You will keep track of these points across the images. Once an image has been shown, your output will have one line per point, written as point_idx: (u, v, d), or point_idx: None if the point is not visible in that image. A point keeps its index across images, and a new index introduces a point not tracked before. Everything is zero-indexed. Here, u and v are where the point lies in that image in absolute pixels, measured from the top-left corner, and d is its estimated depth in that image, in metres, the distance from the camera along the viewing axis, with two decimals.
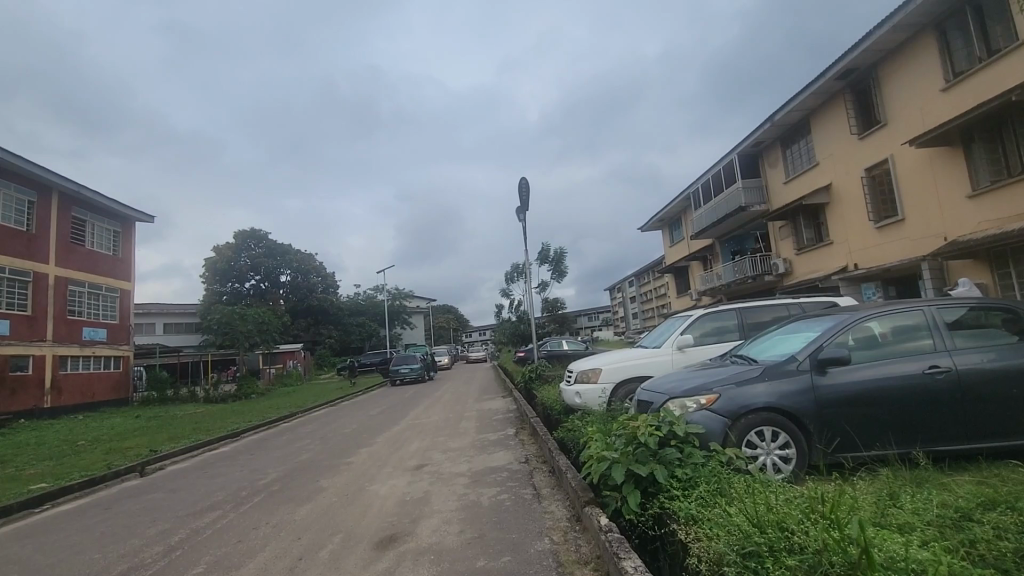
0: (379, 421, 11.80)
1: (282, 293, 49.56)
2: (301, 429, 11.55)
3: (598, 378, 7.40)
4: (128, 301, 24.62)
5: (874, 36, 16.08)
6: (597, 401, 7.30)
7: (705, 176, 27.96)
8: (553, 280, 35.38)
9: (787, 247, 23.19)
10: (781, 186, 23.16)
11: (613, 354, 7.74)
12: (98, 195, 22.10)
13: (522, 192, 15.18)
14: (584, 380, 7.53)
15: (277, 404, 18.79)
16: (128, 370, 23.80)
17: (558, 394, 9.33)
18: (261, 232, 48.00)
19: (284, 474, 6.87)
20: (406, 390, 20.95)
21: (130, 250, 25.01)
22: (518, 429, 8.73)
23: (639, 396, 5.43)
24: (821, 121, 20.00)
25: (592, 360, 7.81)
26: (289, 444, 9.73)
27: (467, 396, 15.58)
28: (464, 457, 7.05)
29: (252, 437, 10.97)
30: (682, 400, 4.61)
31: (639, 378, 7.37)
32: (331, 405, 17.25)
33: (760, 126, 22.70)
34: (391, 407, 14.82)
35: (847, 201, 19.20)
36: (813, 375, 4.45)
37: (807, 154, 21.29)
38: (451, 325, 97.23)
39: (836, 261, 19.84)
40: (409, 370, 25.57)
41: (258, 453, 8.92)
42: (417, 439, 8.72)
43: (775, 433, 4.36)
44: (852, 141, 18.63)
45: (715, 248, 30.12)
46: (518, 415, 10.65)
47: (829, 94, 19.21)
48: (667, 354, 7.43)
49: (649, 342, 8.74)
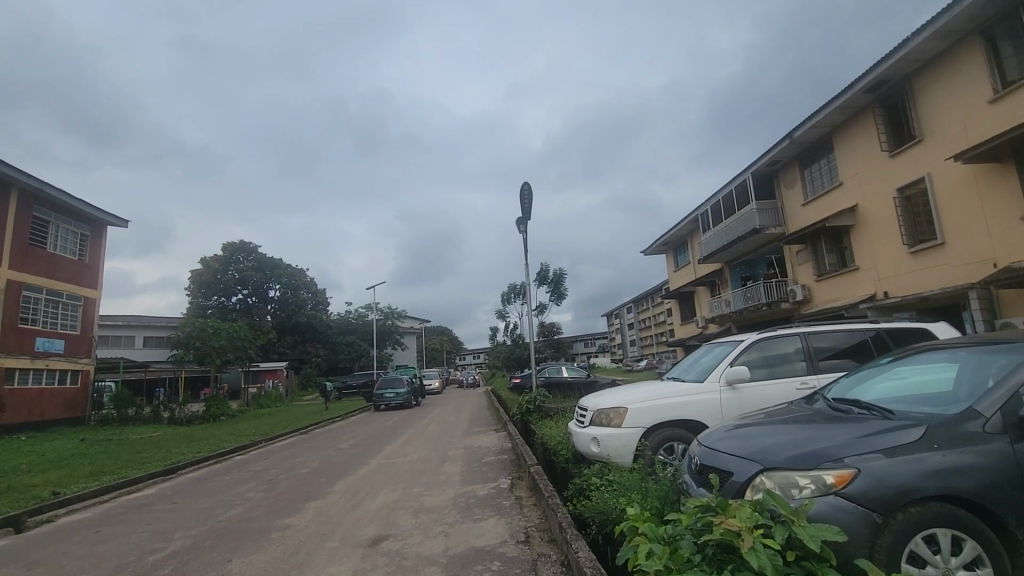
0: (347, 457, 9.86)
1: (269, 309, 47.55)
2: (253, 466, 9.60)
3: (622, 421, 5.59)
4: (93, 310, 22.72)
5: (912, 43, 14.76)
6: (621, 451, 5.49)
7: (716, 196, 26.44)
8: (553, 302, 33.61)
9: (804, 273, 21.58)
10: (799, 208, 21.63)
11: (642, 388, 5.96)
12: (64, 194, 20.44)
13: (523, 198, 13.53)
14: (604, 424, 5.73)
15: (244, 430, 16.78)
16: (86, 387, 21.76)
17: (565, 436, 7.49)
18: (251, 244, 46.29)
19: (192, 546, 4.97)
20: (390, 417, 18.96)
21: (98, 256, 23.20)
22: (513, 480, 6.86)
23: (699, 457, 3.61)
24: (846, 138, 18.57)
25: (612, 395, 6.04)
26: (229, 487, 7.82)
27: (454, 429, 13.64)
28: (439, 525, 5.16)
29: (190, 475, 9.02)
30: (787, 476, 2.85)
31: (678, 423, 5.57)
32: (301, 434, 15.24)
33: (777, 144, 21.27)
34: (367, 439, 12.87)
35: (875, 224, 17.66)
36: (1010, 440, 2.72)
37: (830, 174, 19.81)
38: (445, 347, 95.00)
39: (863, 289, 18.24)
40: (395, 395, 23.60)
41: (181, 502, 6.98)
42: (384, 491, 6.78)
43: (955, 540, 2.61)
44: (882, 159, 17.18)
45: (724, 273, 28.49)
46: (514, 457, 8.77)
47: (855, 109, 17.84)
48: (714, 391, 5.66)
49: (683, 373, 7.01)
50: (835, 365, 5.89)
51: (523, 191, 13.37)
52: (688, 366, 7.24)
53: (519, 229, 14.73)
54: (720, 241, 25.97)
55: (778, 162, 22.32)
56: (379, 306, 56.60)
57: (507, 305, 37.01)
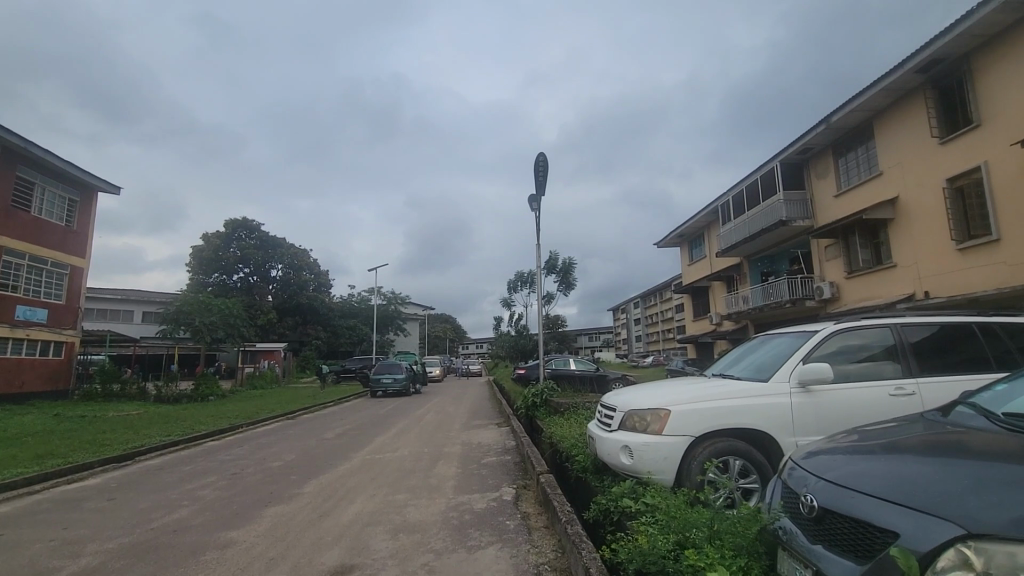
0: (330, 449, 8.69)
1: (271, 289, 46.55)
2: (221, 455, 8.45)
3: (662, 429, 4.34)
4: (80, 280, 21.67)
5: (975, 16, 13.27)
6: (663, 466, 4.27)
7: (740, 186, 24.97)
8: (561, 292, 32.32)
9: (833, 269, 20.20)
10: (830, 199, 20.18)
11: (686, 387, 4.71)
12: (50, 154, 19.29)
13: (538, 171, 12.22)
14: (637, 428, 4.52)
15: (229, 411, 15.71)
16: (70, 359, 20.81)
17: (583, 440, 6.27)
18: (254, 222, 45.18)
19: (98, 568, 3.80)
20: (385, 404, 17.83)
21: (88, 223, 22.12)
22: (517, 492, 5.62)
23: (818, 497, 2.38)
24: (889, 123, 17.13)
25: (646, 394, 4.81)
26: (185, 481, 6.68)
27: (452, 421, 12.50)
28: (423, 553, 3.94)
29: (148, 464, 7.88)
30: (1015, 555, 1.64)
31: (737, 432, 4.33)
32: (288, 419, 14.12)
33: (810, 129, 19.78)
34: (356, 428, 11.72)
35: (918, 218, 16.27)
36: None
37: (868, 162, 18.35)
38: (448, 336, 94.17)
39: (901, 288, 16.91)
40: (393, 381, 22.54)
41: (120, 500, 5.82)
42: (361, 497, 5.58)
43: None
44: (930, 147, 15.74)
45: (743, 268, 27.12)
46: (519, 459, 7.55)
47: (902, 91, 16.35)
48: (782, 394, 4.39)
49: (731, 371, 5.78)
50: (933, 366, 4.62)
51: (539, 162, 12.07)
52: (738, 362, 6.01)
53: (532, 207, 13.47)
54: (742, 234, 24.61)
55: (809, 150, 20.84)
56: (383, 291, 55.50)
57: (513, 293, 35.85)
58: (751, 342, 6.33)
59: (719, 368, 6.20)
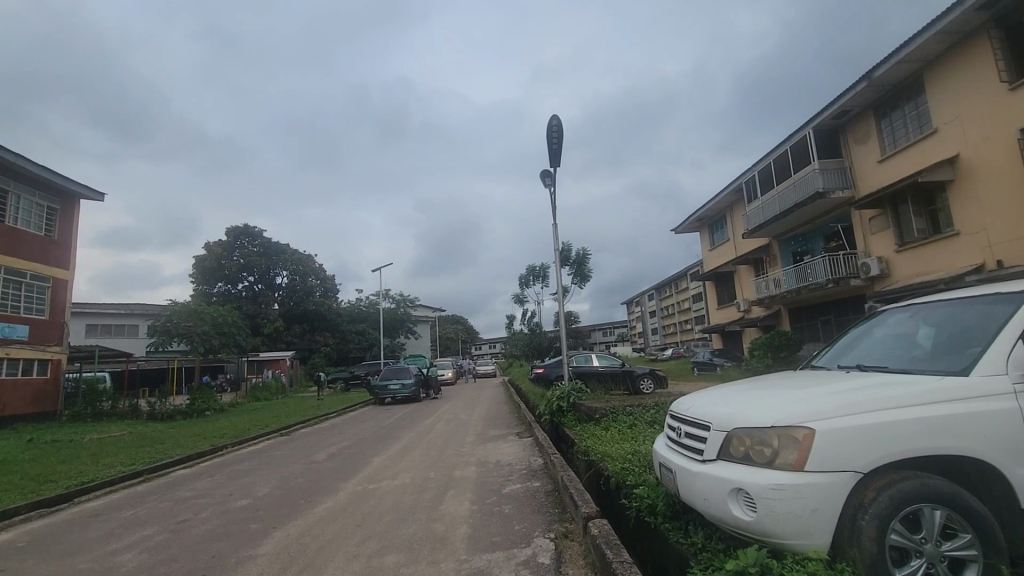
0: (315, 478, 7.01)
1: (277, 296, 45.20)
2: (180, 491, 6.82)
3: (802, 461, 2.59)
4: (64, 293, 20.37)
5: None
6: (815, 526, 2.52)
7: (766, 160, 23.05)
8: (576, 284, 30.60)
9: (879, 243, 18.25)
10: (873, 165, 18.23)
11: (826, 387, 2.96)
12: (23, 158, 17.91)
13: (551, 137, 10.46)
14: (758, 457, 2.76)
15: (220, 428, 14.17)
16: (58, 378, 19.48)
17: (649, 467, 4.55)
18: (256, 228, 43.94)
19: None
20: (392, 413, 16.24)
21: (70, 232, 20.80)
22: (557, 547, 3.94)
23: None
24: (944, 72, 15.29)
25: (755, 401, 3.06)
26: (114, 536, 5.06)
27: (465, 432, 10.83)
28: None
29: (86, 508, 6.28)
30: None
31: (935, 461, 2.61)
32: (282, 435, 12.55)
33: (848, 89, 17.80)
34: (355, 445, 10.10)
35: (986, 178, 14.37)
36: None
37: (918, 120, 16.45)
38: (460, 337, 92.77)
39: (966, 258, 15.01)
40: (401, 387, 20.96)
41: (6, 575, 4.17)
42: (334, 564, 3.89)
43: None
44: (999, 95, 13.87)
45: (772, 249, 25.19)
46: (551, 484, 5.85)
47: (961, 33, 14.44)
48: (1004, 395, 2.67)
49: (862, 361, 3.93)
50: None
51: (552, 126, 10.26)
52: (866, 349, 4.16)
53: (545, 182, 11.77)
54: (771, 211, 22.70)
55: (846, 113, 18.87)
56: (392, 294, 54.16)
57: (526, 288, 34.22)
58: (877, 320, 4.46)
59: (831, 361, 4.37)
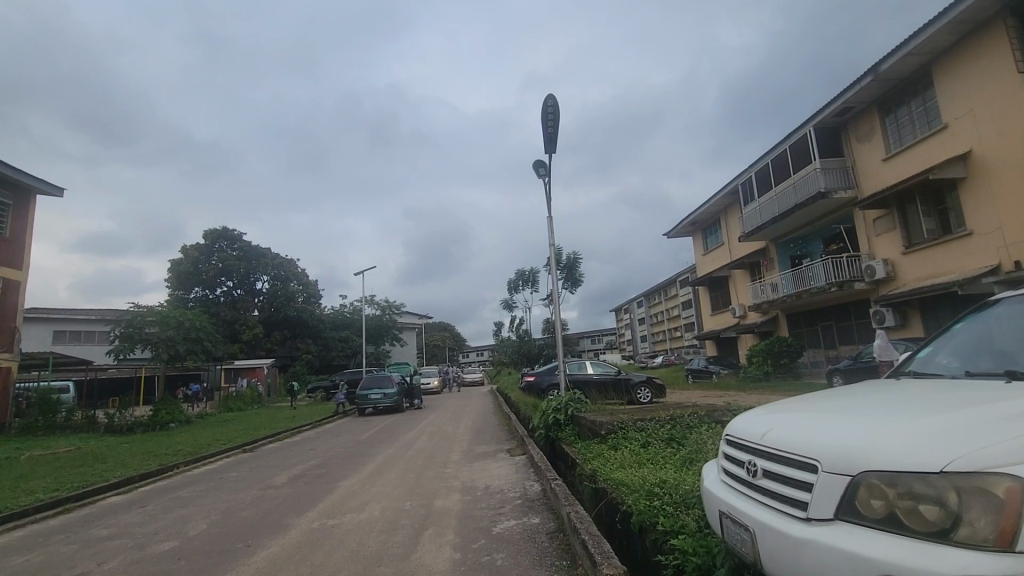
0: (264, 510, 5.79)
1: (258, 302, 43.58)
2: (97, 529, 5.55)
3: (1009, 536, 1.57)
4: (16, 295, 18.88)
5: None
6: None
7: (763, 160, 22.27)
8: (566, 289, 29.60)
9: (885, 244, 17.48)
10: (877, 164, 17.50)
11: (1001, 406, 1.94)
12: None
13: (546, 118, 9.44)
14: (922, 523, 1.73)
15: (177, 443, 12.80)
16: (7, 387, 17.92)
17: (692, 512, 3.45)
18: (235, 231, 42.40)
19: None
20: (372, 425, 14.99)
21: (25, 230, 19.33)
22: None
23: None
24: (956, 63, 14.58)
25: (886, 428, 2.04)
26: None
27: (450, 449, 9.65)
28: None
29: None
30: None
31: None
32: (245, 452, 11.24)
33: (851, 84, 17.07)
34: (323, 464, 8.87)
35: (1002, 174, 13.63)
36: None
37: (926, 116, 15.74)
38: (447, 344, 91.41)
39: (981, 259, 14.25)
40: (382, 397, 19.69)
41: None
42: None
43: None
44: (1015, 88, 13.20)
45: (769, 252, 24.42)
46: (555, 520, 4.73)
47: (973, 23, 13.77)
48: None
49: (1012, 367, 2.73)
50: None
51: (547, 106, 9.25)
52: (988, 349, 3.05)
53: (539, 173, 10.76)
54: (770, 213, 21.88)
55: (849, 110, 18.15)
56: (377, 300, 52.71)
57: (515, 293, 33.20)
58: (988, 309, 3.31)
59: (945, 368, 3.16)
